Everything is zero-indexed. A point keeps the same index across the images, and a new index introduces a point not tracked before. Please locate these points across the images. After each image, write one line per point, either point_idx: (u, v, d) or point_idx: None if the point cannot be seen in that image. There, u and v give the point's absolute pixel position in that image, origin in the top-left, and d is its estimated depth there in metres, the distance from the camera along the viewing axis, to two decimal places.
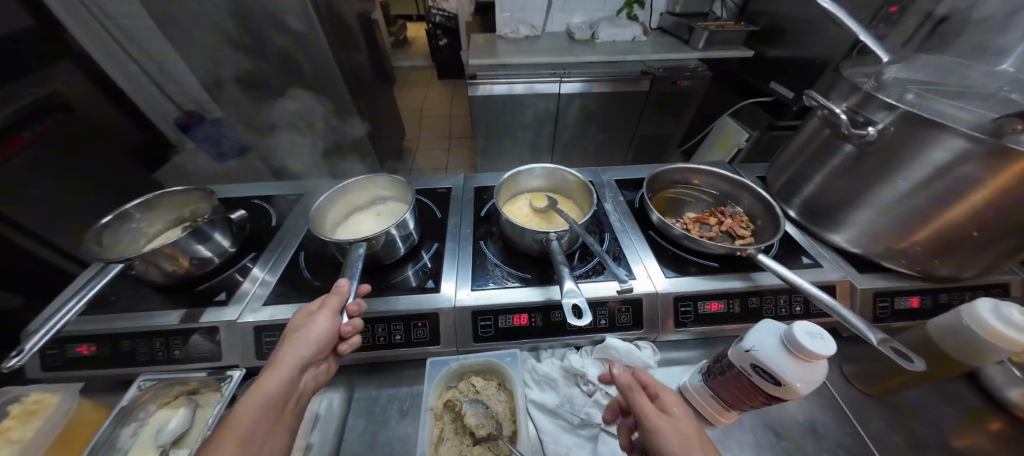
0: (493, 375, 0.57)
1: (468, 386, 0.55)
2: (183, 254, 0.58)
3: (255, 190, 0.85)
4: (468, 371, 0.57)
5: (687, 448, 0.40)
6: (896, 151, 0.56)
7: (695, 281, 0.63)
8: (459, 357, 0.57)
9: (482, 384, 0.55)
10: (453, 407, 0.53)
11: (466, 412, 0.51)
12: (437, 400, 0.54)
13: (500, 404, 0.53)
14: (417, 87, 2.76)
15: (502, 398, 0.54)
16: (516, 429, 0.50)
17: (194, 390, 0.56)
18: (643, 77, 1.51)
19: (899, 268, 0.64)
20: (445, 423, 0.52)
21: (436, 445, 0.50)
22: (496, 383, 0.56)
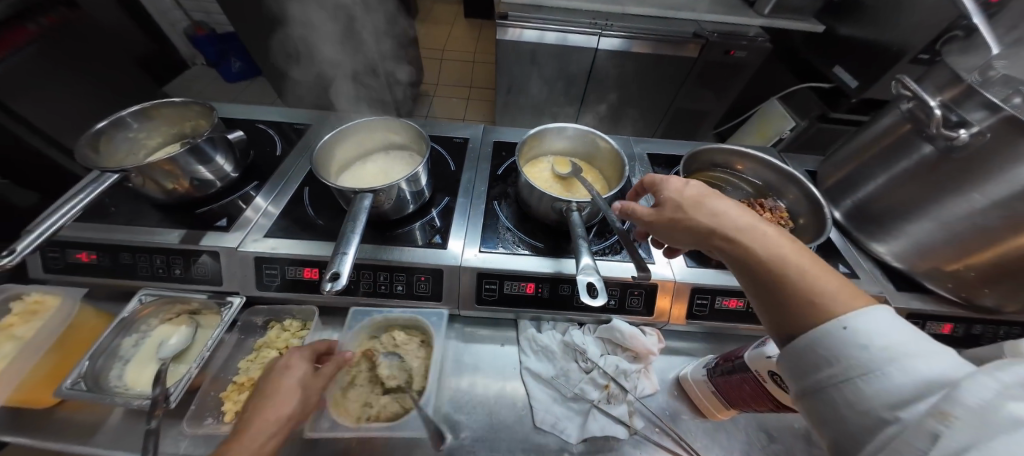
0: (417, 330, 0.56)
1: (388, 339, 0.54)
2: (181, 172, 0.56)
3: (262, 115, 0.81)
4: (393, 324, 0.57)
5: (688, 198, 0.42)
6: (981, 162, 0.49)
7: (718, 274, 0.58)
8: (383, 310, 0.56)
9: (403, 339, 0.54)
10: (369, 356, 0.53)
11: (380, 364, 0.51)
12: (356, 347, 0.54)
13: (415, 360, 0.53)
14: (443, 25, 2.57)
15: (419, 354, 0.53)
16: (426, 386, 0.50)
17: (195, 311, 0.57)
18: (692, 41, 1.36)
19: (941, 291, 0.58)
20: (359, 371, 0.52)
21: (345, 390, 0.50)
22: (418, 339, 0.55)
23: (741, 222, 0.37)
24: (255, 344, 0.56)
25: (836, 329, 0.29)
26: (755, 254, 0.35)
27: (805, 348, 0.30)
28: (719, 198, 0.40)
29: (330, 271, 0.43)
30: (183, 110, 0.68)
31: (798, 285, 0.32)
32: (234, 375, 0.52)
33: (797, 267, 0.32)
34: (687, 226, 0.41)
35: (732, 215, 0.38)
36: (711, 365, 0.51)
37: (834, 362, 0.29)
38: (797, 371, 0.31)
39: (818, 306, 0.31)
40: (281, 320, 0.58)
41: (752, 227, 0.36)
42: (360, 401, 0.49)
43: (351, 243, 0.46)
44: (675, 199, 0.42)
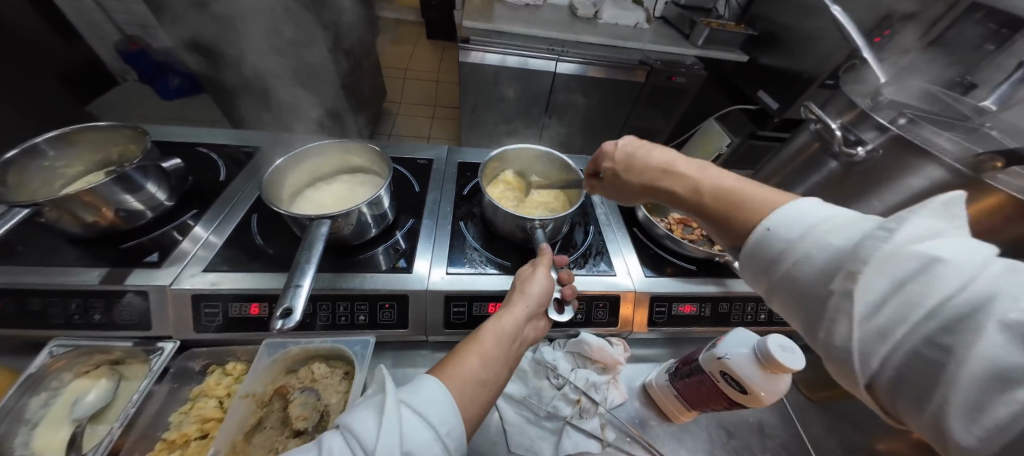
0: (341, 361, 0.52)
1: (307, 372, 0.51)
2: (104, 202, 0.50)
3: (205, 137, 0.75)
4: (314, 356, 0.53)
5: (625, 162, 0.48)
6: (878, 173, 0.59)
7: (673, 282, 0.62)
8: (299, 340, 0.52)
9: (322, 372, 0.50)
10: (284, 393, 0.49)
11: (293, 401, 0.47)
12: (265, 387, 0.50)
13: (334, 395, 0.48)
14: (403, 45, 2.56)
15: (339, 388, 0.49)
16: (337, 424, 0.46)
17: (118, 360, 0.50)
18: (639, 68, 1.48)
19: None
20: (270, 411, 0.48)
21: (248, 434, 0.46)
22: (341, 371, 0.51)
23: (666, 166, 0.43)
24: (191, 392, 0.50)
25: (758, 234, 0.32)
26: (687, 193, 0.40)
27: (750, 255, 0.32)
28: (648, 150, 0.46)
29: (282, 306, 0.40)
30: (107, 135, 0.61)
31: (723, 209, 0.36)
32: (165, 431, 0.47)
33: (719, 191, 0.37)
34: (632, 186, 0.47)
35: (657, 163, 0.45)
36: (673, 370, 0.54)
37: (776, 255, 0.30)
38: (757, 275, 0.33)
39: (739, 217, 0.34)
40: (223, 363, 0.53)
41: (680, 168, 0.42)
42: (264, 448, 0.45)
43: (306, 274, 0.43)
44: (612, 168, 0.50)
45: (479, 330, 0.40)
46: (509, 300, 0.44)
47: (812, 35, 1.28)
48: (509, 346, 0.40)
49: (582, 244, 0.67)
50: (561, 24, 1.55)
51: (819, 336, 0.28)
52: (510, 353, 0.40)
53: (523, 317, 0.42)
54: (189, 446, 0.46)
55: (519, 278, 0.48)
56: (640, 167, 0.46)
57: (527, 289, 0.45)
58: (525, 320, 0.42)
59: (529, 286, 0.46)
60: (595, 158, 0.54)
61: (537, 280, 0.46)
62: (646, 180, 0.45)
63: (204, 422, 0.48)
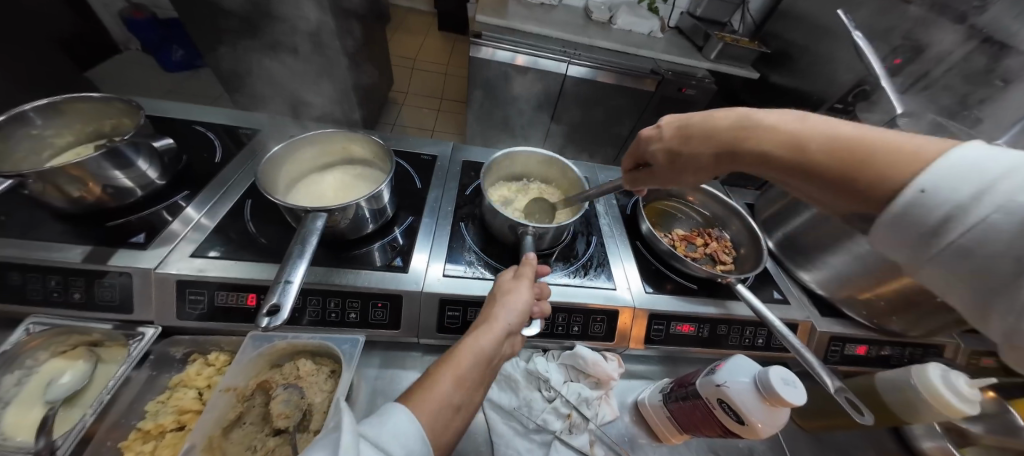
0: (328, 358, 0.50)
1: (292, 368, 0.49)
2: (91, 177, 0.48)
3: (204, 116, 0.73)
4: (301, 351, 0.51)
5: (687, 136, 0.48)
6: None
7: (672, 300, 0.61)
8: (287, 334, 0.50)
9: (309, 369, 0.48)
10: (266, 387, 0.47)
11: (275, 398, 0.45)
12: (247, 381, 0.47)
13: (319, 394, 0.47)
14: (414, 35, 2.54)
15: (325, 387, 0.47)
16: (320, 425, 0.44)
17: (96, 342, 0.48)
18: (649, 76, 1.47)
19: (856, 316, 0.65)
20: (252, 407, 0.46)
21: (226, 430, 0.44)
22: (327, 369, 0.49)
23: (742, 124, 0.42)
24: (171, 380, 0.48)
25: (907, 194, 0.30)
26: (786, 153, 0.38)
27: (894, 219, 0.31)
28: (713, 117, 0.46)
29: (269, 302, 0.38)
30: (100, 107, 0.59)
31: (839, 170, 0.35)
32: (140, 419, 0.44)
33: (830, 148, 0.36)
34: (701, 157, 0.46)
35: (729, 124, 0.44)
36: (668, 391, 0.53)
37: (936, 221, 0.29)
38: (908, 245, 0.32)
39: (874, 179, 0.33)
40: (205, 353, 0.51)
41: (768, 123, 0.41)
42: (241, 445, 0.43)
43: (298, 270, 0.42)
44: (663, 148, 0.50)
45: (455, 348, 0.39)
46: (489, 316, 0.42)
47: (823, 57, 1.26)
48: (485, 368, 0.39)
49: (583, 254, 0.66)
50: (574, 27, 1.54)
51: (1012, 307, 0.27)
52: (484, 373, 0.39)
53: (502, 335, 0.41)
54: (164, 437, 0.44)
55: (499, 289, 0.46)
56: (703, 134, 0.46)
57: (507, 302, 0.43)
58: (504, 338, 0.41)
59: (511, 299, 0.44)
60: (641, 140, 0.54)
61: (517, 293, 0.45)
62: (721, 147, 0.44)
63: (181, 413, 0.46)
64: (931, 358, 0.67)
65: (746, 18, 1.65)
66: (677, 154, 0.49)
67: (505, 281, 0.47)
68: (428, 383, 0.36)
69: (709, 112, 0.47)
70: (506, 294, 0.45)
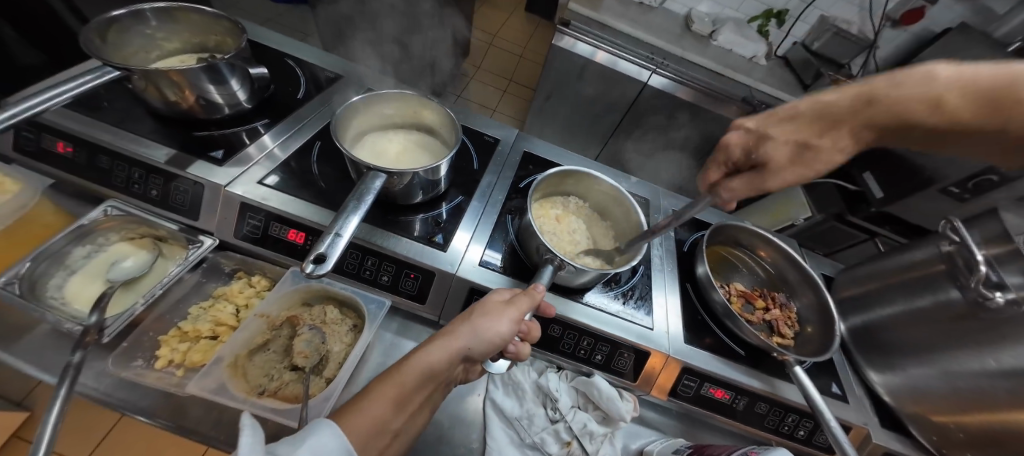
0: (353, 312, 0.51)
1: (320, 312, 0.49)
2: (189, 86, 0.51)
3: (297, 51, 0.76)
4: (332, 298, 0.52)
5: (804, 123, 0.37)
6: (997, 328, 0.47)
7: (711, 359, 0.55)
8: (324, 279, 0.51)
9: (335, 318, 0.49)
10: (294, 323, 0.48)
11: (300, 335, 0.45)
12: (280, 312, 0.49)
13: (337, 345, 0.47)
14: (503, 12, 2.52)
15: (344, 340, 0.48)
16: (333, 377, 0.44)
17: (161, 238, 0.51)
18: (738, 106, 1.35)
19: (922, 439, 0.55)
20: (278, 336, 0.47)
21: (251, 352, 0.45)
22: (350, 322, 0.50)
23: (871, 98, 0.34)
24: (215, 291, 0.51)
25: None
26: (936, 119, 0.33)
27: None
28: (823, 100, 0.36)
29: (317, 250, 0.38)
30: (209, 22, 0.63)
31: (1015, 119, 0.31)
32: (181, 320, 0.47)
33: (976, 100, 0.31)
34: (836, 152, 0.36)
35: (852, 100, 0.35)
36: (682, 453, 0.48)
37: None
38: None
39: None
40: (249, 274, 0.53)
41: (899, 94, 0.33)
42: (261, 371, 0.44)
43: (349, 224, 0.41)
44: (777, 139, 0.37)
45: (406, 359, 0.40)
46: (452, 330, 0.42)
47: None
48: (426, 388, 0.39)
49: (625, 281, 0.62)
50: (671, 36, 1.45)
51: None
52: (425, 393, 0.40)
53: (457, 352, 0.41)
54: (198, 342, 0.46)
55: (481, 307, 0.43)
56: (828, 119, 0.35)
57: (478, 320, 0.42)
58: (459, 355, 0.41)
59: (482, 317, 0.42)
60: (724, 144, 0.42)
61: (494, 314, 0.42)
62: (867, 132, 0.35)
63: (217, 325, 0.48)
64: None
65: (868, 63, 1.47)
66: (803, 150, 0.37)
67: (490, 300, 0.44)
68: (367, 392, 0.37)
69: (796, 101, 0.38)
70: (484, 316, 0.43)
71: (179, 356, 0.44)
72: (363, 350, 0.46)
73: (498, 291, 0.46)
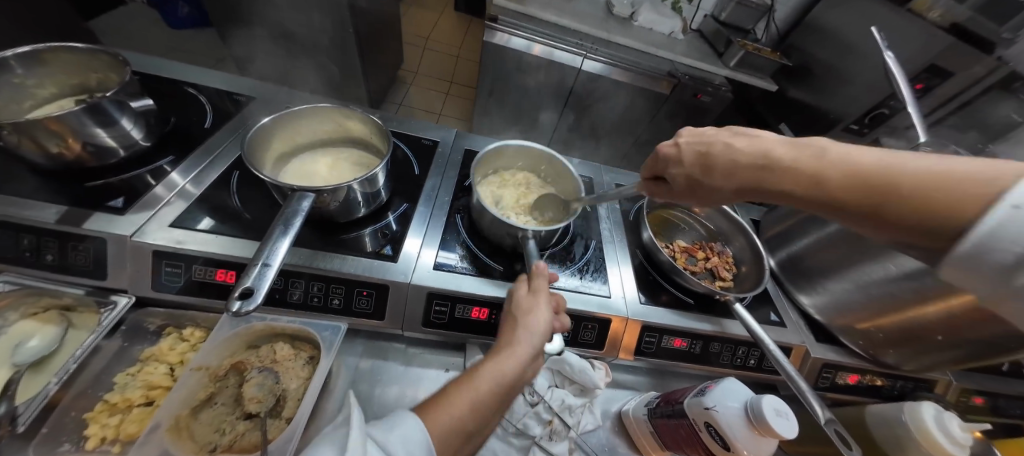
0: (306, 343, 0.49)
1: (268, 351, 0.47)
2: (72, 133, 0.46)
3: (201, 79, 0.70)
4: (281, 334, 0.49)
5: (698, 165, 0.45)
6: None
7: (665, 313, 0.59)
8: (266, 316, 0.48)
9: (285, 353, 0.47)
10: (240, 368, 0.45)
11: (248, 380, 0.43)
12: (220, 361, 0.46)
13: (294, 381, 0.45)
14: (431, 14, 2.48)
15: (301, 374, 0.46)
16: (294, 413, 0.42)
17: (69, 307, 0.46)
18: (666, 79, 1.43)
19: (852, 346, 0.63)
20: (224, 387, 0.44)
21: (195, 410, 0.42)
22: (305, 354, 0.48)
23: (764, 159, 0.40)
24: (142, 353, 0.46)
25: (977, 233, 0.28)
26: (807, 190, 0.38)
27: (965, 258, 0.29)
28: (730, 145, 0.43)
29: (243, 285, 0.36)
30: (85, 60, 0.56)
31: (875, 205, 0.34)
32: (108, 391, 0.43)
33: (850, 177, 0.35)
34: (722, 190, 0.44)
35: (750, 157, 0.41)
36: (654, 405, 0.51)
37: (1012, 259, 0.27)
38: (980, 280, 0.30)
39: (939, 221, 0.31)
40: (181, 327, 0.49)
41: (786, 160, 0.39)
42: (210, 427, 0.41)
43: (277, 252, 0.39)
44: (683, 173, 0.47)
45: (475, 370, 0.40)
46: (511, 338, 0.42)
47: (844, 75, 1.22)
48: (505, 389, 0.39)
49: (580, 257, 0.64)
50: (594, 20, 1.50)
51: None
52: (502, 398, 0.39)
53: (525, 358, 0.41)
54: (130, 412, 0.42)
55: (518, 307, 0.45)
56: (725, 165, 0.43)
57: (529, 324, 0.43)
58: (527, 360, 0.41)
59: (530, 320, 0.43)
60: (657, 159, 0.50)
61: (538, 313, 0.44)
62: (747, 179, 0.42)
63: (150, 389, 0.44)
64: (920, 393, 0.66)
65: (770, 27, 1.57)
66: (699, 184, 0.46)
67: (521, 298, 0.46)
68: (438, 408, 0.36)
69: (718, 135, 0.44)
70: (525, 314, 0.44)
71: (114, 432, 0.40)
72: (323, 377, 0.45)
73: (515, 287, 0.48)
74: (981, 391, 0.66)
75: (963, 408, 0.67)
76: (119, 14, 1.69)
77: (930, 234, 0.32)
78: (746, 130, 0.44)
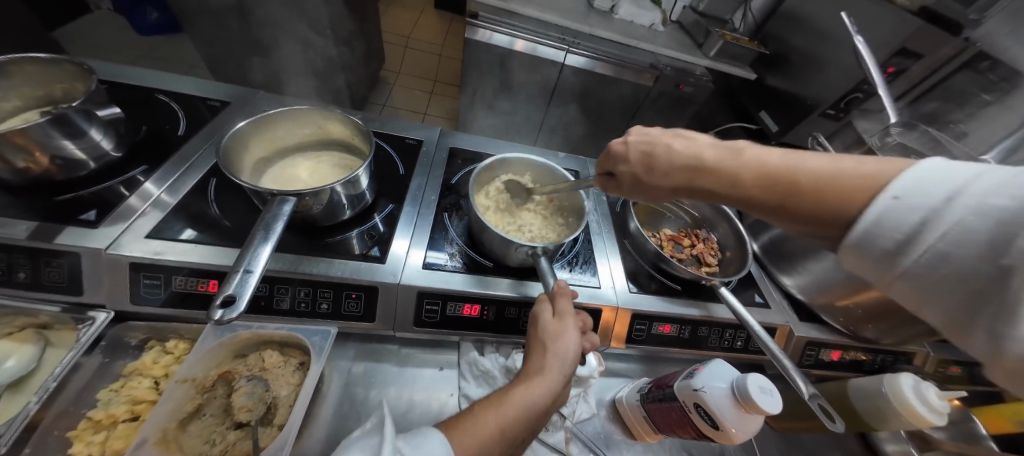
0: (296, 350, 0.49)
1: (257, 359, 0.46)
2: (38, 146, 0.44)
3: (173, 85, 0.68)
4: (269, 342, 0.49)
5: (639, 165, 0.46)
6: None
7: (654, 300, 0.60)
8: (252, 324, 0.48)
9: (274, 360, 0.46)
10: (229, 378, 0.45)
11: (237, 390, 0.43)
12: (207, 372, 0.45)
13: (285, 387, 0.45)
14: (411, 12, 2.45)
15: (291, 380, 0.46)
16: (286, 420, 0.42)
17: (45, 325, 0.45)
18: (648, 71, 1.44)
19: (834, 323, 0.65)
20: (212, 398, 0.43)
21: (184, 422, 0.41)
22: (295, 361, 0.47)
23: (696, 159, 0.42)
24: (125, 368, 0.45)
25: (865, 221, 0.32)
26: (728, 188, 0.40)
27: (855, 245, 0.33)
28: (668, 146, 0.44)
29: (225, 293, 0.35)
30: (48, 69, 0.54)
31: (785, 199, 0.36)
32: (90, 409, 0.42)
33: (764, 176, 0.37)
34: (660, 188, 0.45)
35: (682, 157, 0.43)
36: (645, 391, 0.52)
37: (894, 244, 0.31)
38: (873, 263, 0.33)
39: (830, 213, 0.34)
40: (164, 340, 0.48)
41: (714, 159, 0.41)
42: (200, 438, 0.40)
43: (259, 258, 0.39)
44: (628, 171, 0.48)
45: (503, 396, 0.39)
46: (541, 364, 0.41)
47: (819, 62, 1.25)
48: (535, 417, 0.39)
49: (569, 250, 0.65)
50: (575, 14, 1.50)
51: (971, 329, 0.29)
52: (533, 424, 0.39)
53: (554, 386, 0.41)
54: (116, 428, 0.41)
55: (545, 333, 0.43)
56: (664, 165, 0.44)
57: (558, 350, 0.42)
58: (557, 388, 0.41)
59: (560, 346, 0.42)
60: (607, 158, 0.51)
61: (566, 337, 0.43)
62: (679, 179, 0.43)
63: (135, 403, 0.43)
64: (901, 365, 0.68)
65: (747, 16, 1.58)
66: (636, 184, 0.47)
67: (549, 321, 0.44)
68: (462, 432, 0.36)
69: (663, 137, 0.46)
70: (554, 340, 0.43)
71: (98, 449, 0.40)
72: (314, 383, 0.45)
73: (539, 307, 0.46)
74: (957, 361, 0.69)
75: (940, 378, 0.70)
76: (85, 22, 1.63)
77: (824, 223, 0.35)
78: (682, 133, 0.45)
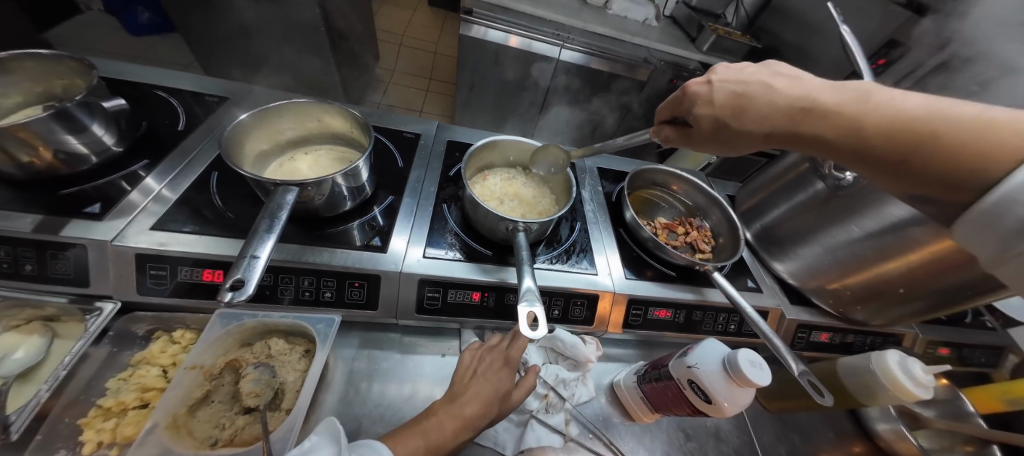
0: (301, 338, 0.50)
1: (263, 348, 0.47)
2: (42, 140, 0.45)
3: (172, 81, 0.69)
4: (275, 331, 0.50)
5: (732, 105, 0.46)
6: (853, 201, 0.56)
7: (650, 287, 0.62)
8: (258, 313, 0.49)
9: (282, 349, 0.47)
10: (236, 366, 0.46)
11: (245, 376, 0.44)
12: (215, 359, 0.46)
13: (291, 374, 0.46)
14: (405, 10, 2.45)
15: (298, 367, 0.47)
16: (294, 403, 0.43)
17: (53, 317, 0.45)
18: (642, 66, 1.45)
19: (823, 305, 0.67)
20: (220, 385, 0.44)
21: (193, 408, 0.42)
22: (301, 349, 0.48)
23: (804, 102, 0.41)
24: (132, 358, 0.46)
25: (1003, 188, 0.32)
26: (841, 138, 0.40)
27: (985, 213, 0.34)
28: (769, 87, 0.44)
29: (233, 277, 0.36)
30: (49, 66, 0.55)
31: (908, 152, 0.36)
32: (100, 398, 0.43)
33: (891, 127, 0.37)
34: (751, 134, 0.45)
35: (787, 100, 0.42)
36: (642, 373, 0.54)
37: None
38: (993, 236, 0.34)
39: (965, 177, 0.35)
40: (170, 330, 0.49)
41: (828, 101, 0.40)
42: (209, 423, 0.42)
43: (265, 245, 0.40)
44: (710, 114, 0.47)
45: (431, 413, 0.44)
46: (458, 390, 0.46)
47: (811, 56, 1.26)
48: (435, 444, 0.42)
49: (566, 239, 0.66)
50: (568, 10, 1.51)
51: None
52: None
53: (468, 410, 0.44)
54: (126, 415, 0.42)
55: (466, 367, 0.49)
56: (758, 110, 0.44)
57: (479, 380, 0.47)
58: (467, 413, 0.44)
59: (481, 380, 0.47)
60: (683, 99, 0.50)
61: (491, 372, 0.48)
62: (776, 125, 0.43)
63: (144, 391, 0.44)
64: (890, 346, 0.70)
65: (740, 11, 1.58)
66: (726, 129, 0.47)
67: (472, 356, 0.50)
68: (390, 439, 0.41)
69: (758, 76, 0.45)
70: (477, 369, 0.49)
71: (109, 435, 0.40)
72: (320, 369, 0.46)
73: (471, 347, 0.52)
74: (945, 341, 0.71)
75: (929, 358, 0.72)
76: (78, 23, 1.62)
77: (944, 184, 0.36)
78: (784, 72, 0.44)
